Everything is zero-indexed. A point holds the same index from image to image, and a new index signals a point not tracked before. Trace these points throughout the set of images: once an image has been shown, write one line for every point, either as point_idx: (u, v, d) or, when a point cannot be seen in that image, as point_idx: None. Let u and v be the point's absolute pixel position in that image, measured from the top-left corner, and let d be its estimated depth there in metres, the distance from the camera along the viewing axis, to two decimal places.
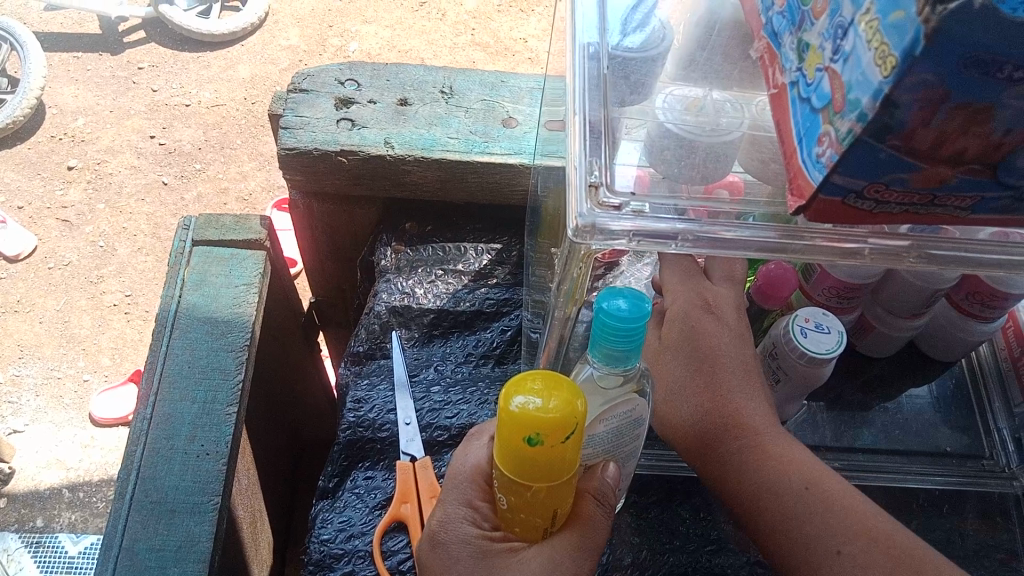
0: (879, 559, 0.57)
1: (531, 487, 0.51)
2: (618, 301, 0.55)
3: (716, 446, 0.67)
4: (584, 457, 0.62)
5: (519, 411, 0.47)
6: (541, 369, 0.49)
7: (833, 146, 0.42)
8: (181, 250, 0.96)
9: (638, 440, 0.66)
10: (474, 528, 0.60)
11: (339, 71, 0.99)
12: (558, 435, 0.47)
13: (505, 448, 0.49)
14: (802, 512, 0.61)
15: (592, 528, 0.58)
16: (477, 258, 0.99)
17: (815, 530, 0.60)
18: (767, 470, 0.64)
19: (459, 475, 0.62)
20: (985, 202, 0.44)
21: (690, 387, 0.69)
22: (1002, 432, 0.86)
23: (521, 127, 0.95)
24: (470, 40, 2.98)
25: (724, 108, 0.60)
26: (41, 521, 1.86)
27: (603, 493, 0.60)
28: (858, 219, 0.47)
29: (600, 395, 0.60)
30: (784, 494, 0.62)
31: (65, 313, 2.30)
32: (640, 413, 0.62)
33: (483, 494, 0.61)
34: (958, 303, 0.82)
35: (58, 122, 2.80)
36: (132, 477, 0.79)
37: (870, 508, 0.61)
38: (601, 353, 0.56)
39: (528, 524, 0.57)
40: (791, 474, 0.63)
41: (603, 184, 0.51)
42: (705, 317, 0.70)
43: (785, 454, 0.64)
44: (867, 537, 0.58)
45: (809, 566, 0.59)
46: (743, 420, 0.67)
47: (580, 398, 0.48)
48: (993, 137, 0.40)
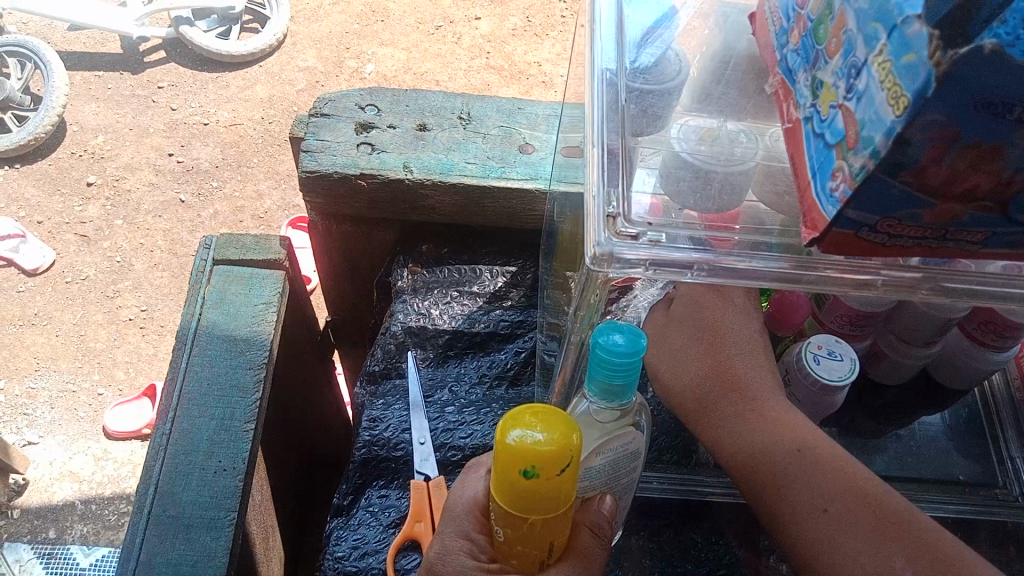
0: (865, 520, 0.58)
1: (527, 519, 0.52)
2: (616, 336, 0.56)
3: (715, 410, 0.68)
4: (581, 490, 0.64)
5: (517, 444, 0.48)
6: (537, 404, 0.51)
7: (847, 181, 0.43)
8: (202, 268, 0.98)
9: (634, 473, 0.68)
10: (472, 560, 0.60)
11: (360, 96, 1.01)
12: (554, 467, 0.48)
13: (502, 480, 0.51)
14: (794, 474, 0.62)
15: (589, 560, 0.59)
16: (492, 280, 1.00)
17: (804, 490, 0.61)
18: (761, 431, 0.65)
19: (455, 508, 0.64)
20: (996, 237, 0.45)
21: (693, 355, 0.69)
22: (1014, 461, 0.86)
23: (538, 153, 0.96)
24: (485, 63, 3.02)
25: (739, 138, 0.61)
26: (54, 534, 1.87)
27: (599, 526, 0.61)
28: (871, 251, 0.48)
29: (598, 428, 0.62)
30: (776, 456, 0.63)
31: (82, 327, 2.32)
32: (635, 446, 0.64)
33: (479, 526, 0.62)
34: (971, 333, 0.82)
35: (79, 138, 2.85)
36: (150, 491, 0.81)
37: (859, 469, 0.62)
38: (598, 386, 0.58)
39: (525, 558, 0.58)
40: (785, 437, 0.64)
41: (621, 214, 0.52)
42: (712, 292, 0.71)
43: (781, 418, 0.65)
44: (855, 498, 0.59)
45: (795, 524, 0.61)
46: (743, 386, 0.67)
47: (575, 431, 0.50)
48: (1003, 175, 0.41)
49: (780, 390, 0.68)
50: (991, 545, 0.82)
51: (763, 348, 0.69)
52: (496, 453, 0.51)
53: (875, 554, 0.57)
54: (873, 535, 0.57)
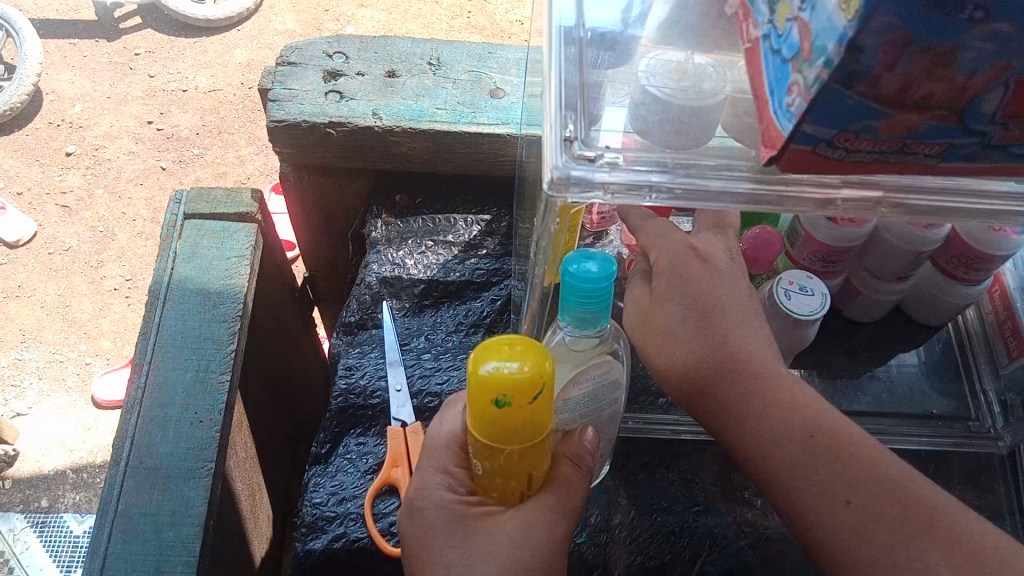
0: (891, 511, 0.55)
1: (504, 449, 0.52)
2: (588, 264, 0.55)
3: (722, 392, 0.64)
4: (562, 422, 0.64)
5: (492, 374, 0.48)
6: (510, 334, 0.51)
7: (802, 94, 0.43)
8: (173, 222, 0.97)
9: (616, 405, 0.67)
10: (449, 493, 0.61)
11: (327, 44, 0.99)
12: (526, 394, 0.48)
13: (477, 412, 0.51)
14: (810, 463, 0.58)
15: (568, 489, 0.60)
16: (467, 229, 1.00)
17: (823, 478, 0.57)
18: (771, 418, 0.61)
19: (433, 443, 0.64)
20: (954, 149, 0.45)
21: (687, 335, 0.65)
22: (988, 393, 0.86)
23: (509, 98, 0.95)
24: (466, 22, 2.97)
25: (706, 72, 0.60)
26: (46, 502, 1.87)
27: (580, 456, 0.61)
28: (829, 170, 0.48)
29: (572, 357, 0.62)
30: (788, 444, 0.60)
31: (66, 298, 2.31)
32: (616, 375, 0.64)
33: (458, 460, 0.63)
34: (942, 267, 0.82)
35: (56, 108, 2.81)
36: (127, 443, 0.81)
37: (879, 453, 0.58)
38: (571, 315, 0.57)
39: (504, 489, 0.59)
40: (799, 423, 0.60)
41: (577, 138, 0.51)
42: (700, 264, 0.68)
43: (793, 400, 0.61)
44: (877, 486, 0.56)
45: (814, 519, 0.57)
46: (748, 364, 0.64)
47: (548, 360, 0.49)
48: (958, 80, 0.40)
49: (782, 364, 0.65)
50: (965, 476, 0.82)
51: (759, 321, 0.67)
52: (471, 384, 0.51)
53: (904, 549, 0.53)
54: (900, 527, 0.54)
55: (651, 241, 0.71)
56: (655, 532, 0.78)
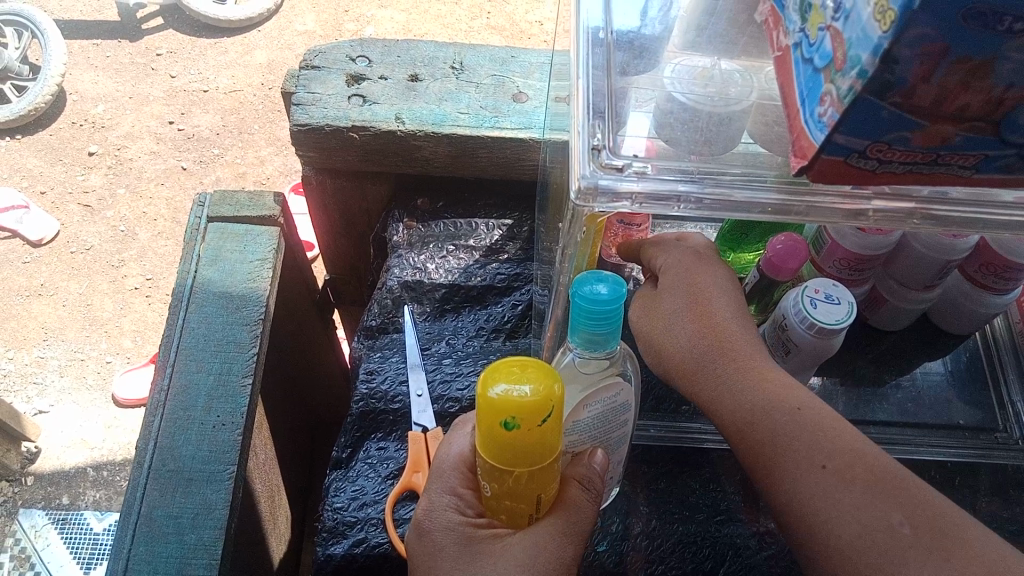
0: (863, 479, 0.53)
1: (513, 472, 0.53)
2: (600, 287, 0.56)
3: (708, 368, 0.62)
4: (571, 444, 0.64)
5: (501, 398, 0.48)
6: (521, 357, 0.51)
7: (835, 105, 0.42)
8: (197, 226, 0.97)
9: (625, 426, 0.68)
10: (458, 515, 0.62)
11: (350, 48, 1.00)
12: (535, 417, 0.49)
13: (486, 435, 0.51)
14: (789, 432, 0.56)
15: (576, 511, 0.59)
16: (488, 233, 0.99)
17: (798, 442, 0.56)
18: (759, 388, 0.59)
19: (442, 465, 0.65)
20: (989, 160, 0.44)
21: (684, 315, 0.64)
22: (1016, 405, 0.85)
23: (532, 102, 0.95)
24: (486, 23, 2.97)
25: (733, 78, 0.60)
26: (67, 499, 1.89)
27: (588, 479, 0.61)
28: (863, 180, 0.47)
29: (580, 379, 0.63)
30: (773, 409, 0.58)
31: (88, 297, 2.33)
32: (625, 398, 0.65)
33: (466, 482, 0.63)
34: (972, 275, 0.81)
35: (79, 109, 2.84)
36: (150, 446, 0.81)
37: (855, 432, 0.57)
38: (581, 335, 0.57)
39: (512, 511, 0.59)
40: (784, 393, 0.58)
41: (606, 147, 0.51)
42: (690, 259, 0.67)
43: (780, 375, 0.60)
44: (854, 456, 0.54)
45: (789, 480, 0.55)
46: (735, 344, 0.62)
47: (558, 382, 0.50)
48: (995, 92, 0.40)
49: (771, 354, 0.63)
50: (992, 488, 0.81)
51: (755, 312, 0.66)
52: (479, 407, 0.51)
53: (873, 512, 0.52)
54: (870, 493, 0.52)
55: (650, 250, 0.71)
56: (678, 540, 0.77)
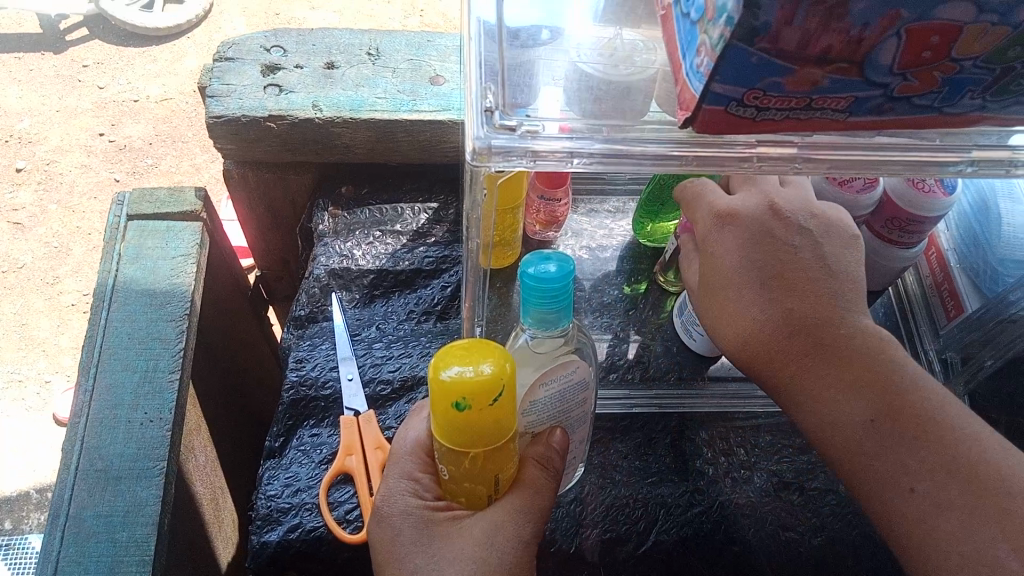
0: (962, 497, 0.54)
1: (469, 453, 0.54)
2: (547, 266, 0.57)
3: (789, 365, 0.62)
4: (531, 425, 0.65)
5: (453, 380, 0.50)
6: (467, 339, 0.52)
7: (709, 54, 0.44)
8: (116, 225, 0.96)
9: (585, 404, 0.69)
10: (415, 499, 0.63)
11: (264, 38, 0.99)
12: (485, 397, 0.50)
13: (440, 419, 0.52)
14: (883, 445, 0.57)
15: (536, 490, 0.61)
16: (415, 217, 1.00)
17: (886, 464, 0.57)
18: (834, 403, 0.60)
19: (400, 451, 0.66)
20: (859, 102, 0.46)
21: (759, 302, 0.63)
22: (926, 355, 0.89)
23: (449, 84, 0.96)
24: (419, 21, 2.96)
25: (636, 48, 0.62)
26: (10, 523, 1.83)
27: (548, 458, 0.63)
28: (745, 128, 0.49)
29: (535, 360, 0.63)
30: (854, 428, 0.59)
31: (22, 316, 2.26)
32: (583, 375, 0.65)
33: (423, 466, 0.64)
34: (878, 231, 0.84)
35: (3, 124, 2.76)
36: (76, 447, 0.80)
37: (952, 437, 0.56)
38: (534, 317, 0.59)
39: (471, 493, 0.60)
40: (866, 405, 0.59)
41: (497, 108, 0.52)
42: (737, 228, 0.65)
43: (860, 379, 0.60)
44: (950, 475, 0.55)
45: (880, 503, 0.57)
46: (816, 337, 0.62)
47: (507, 360, 0.52)
48: (853, 33, 0.42)
49: (860, 328, 0.62)
50: None
51: (830, 276, 0.64)
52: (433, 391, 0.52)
53: (974, 543, 0.52)
54: (967, 518, 0.53)
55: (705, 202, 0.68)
56: (612, 504, 0.79)
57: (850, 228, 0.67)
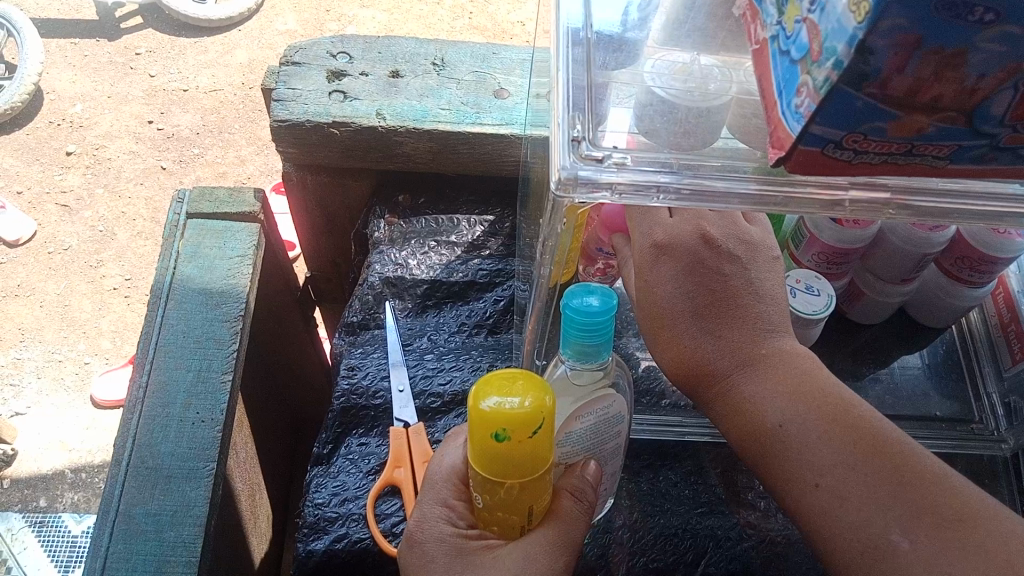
0: (861, 486, 0.53)
1: (504, 483, 0.54)
2: (590, 299, 0.57)
3: (710, 375, 0.61)
4: (565, 456, 0.64)
5: (493, 410, 0.49)
6: (511, 369, 0.52)
7: (811, 95, 0.42)
8: (176, 222, 0.97)
9: (619, 438, 0.68)
10: (450, 527, 0.61)
11: (331, 44, 1.00)
12: (525, 430, 0.50)
13: (478, 447, 0.52)
14: (793, 443, 0.56)
15: (568, 523, 0.60)
16: (470, 229, 0.99)
17: (793, 461, 0.56)
18: (748, 407, 0.59)
19: (436, 476, 0.65)
20: (962, 150, 0.45)
21: (677, 316, 0.62)
22: (991, 397, 0.86)
23: (513, 98, 0.95)
24: (468, 23, 2.96)
25: (714, 75, 0.60)
26: (44, 502, 1.86)
27: (581, 490, 0.61)
28: (839, 170, 0.47)
29: (573, 391, 0.63)
30: (764, 429, 0.58)
31: (66, 297, 2.30)
32: (618, 410, 0.65)
33: (458, 494, 0.63)
34: (948, 269, 0.82)
35: (57, 107, 2.81)
36: (129, 443, 0.81)
37: (855, 428, 0.55)
38: (573, 348, 0.59)
39: (505, 522, 0.59)
40: (774, 406, 0.58)
41: (586, 138, 0.51)
42: (671, 258, 0.63)
43: (771, 383, 0.59)
44: (849, 466, 0.54)
45: (790, 500, 0.56)
46: (734, 347, 0.61)
47: (550, 394, 0.51)
48: (968, 83, 0.40)
49: (774, 336, 0.62)
50: (969, 477, 0.83)
51: (755, 295, 0.63)
52: (470, 419, 0.52)
53: (871, 529, 0.51)
54: (864, 505, 0.52)
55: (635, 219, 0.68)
56: (659, 533, 0.78)
57: (771, 250, 0.65)
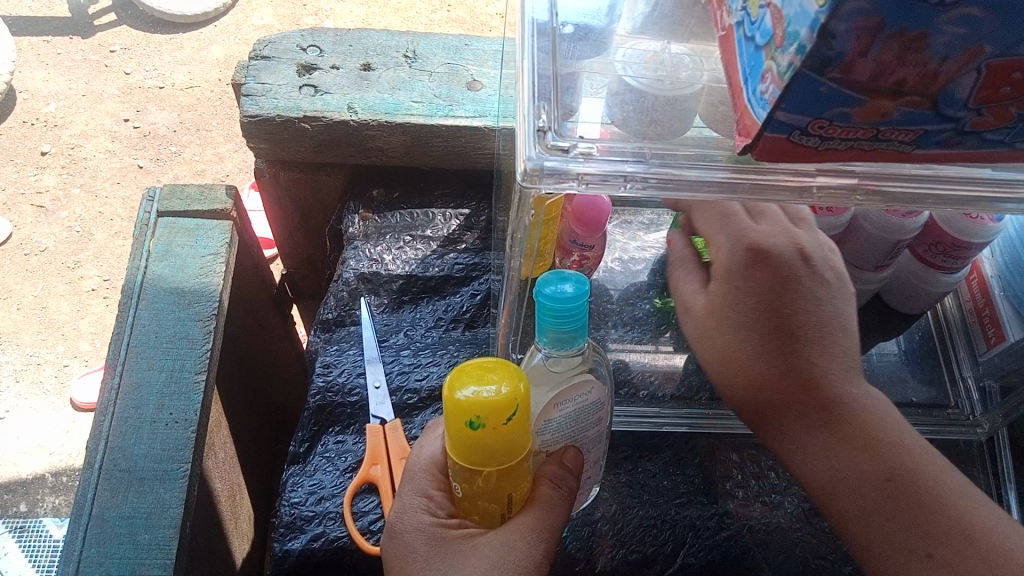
0: (975, 564, 0.53)
1: (482, 473, 0.53)
2: (563, 285, 0.57)
3: (799, 417, 0.60)
4: (545, 444, 0.63)
5: (467, 400, 0.49)
6: (484, 358, 0.52)
7: (775, 81, 0.42)
8: (146, 221, 0.96)
9: (600, 425, 0.67)
10: (429, 516, 0.60)
11: (301, 37, 0.98)
12: (500, 417, 0.49)
13: (454, 437, 0.52)
14: (898, 507, 0.56)
15: (549, 510, 0.59)
16: (445, 223, 0.99)
17: (895, 525, 0.56)
18: (842, 456, 0.59)
19: (415, 466, 0.64)
20: (928, 135, 0.44)
21: (764, 350, 0.61)
22: (966, 381, 0.87)
23: (486, 90, 0.95)
24: (447, 16, 2.94)
25: (683, 62, 0.60)
26: (25, 507, 1.84)
27: (561, 477, 0.61)
28: (806, 157, 0.47)
29: (550, 379, 0.62)
30: (862, 486, 0.57)
31: (43, 299, 2.27)
32: (597, 397, 0.63)
33: (438, 484, 0.62)
34: (922, 255, 0.82)
35: (30, 107, 2.77)
36: (101, 446, 0.80)
37: (959, 501, 0.55)
38: (549, 336, 0.58)
39: (485, 512, 0.59)
40: (874, 464, 0.58)
41: (551, 129, 0.51)
42: (758, 280, 0.63)
43: (868, 437, 0.59)
44: (959, 539, 0.54)
45: (890, 565, 0.55)
46: (827, 390, 0.60)
47: (523, 381, 0.51)
48: (931, 66, 0.40)
49: (861, 384, 0.62)
50: None
51: (844, 333, 0.63)
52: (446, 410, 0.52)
53: None
54: None
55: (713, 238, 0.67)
56: (639, 524, 0.77)
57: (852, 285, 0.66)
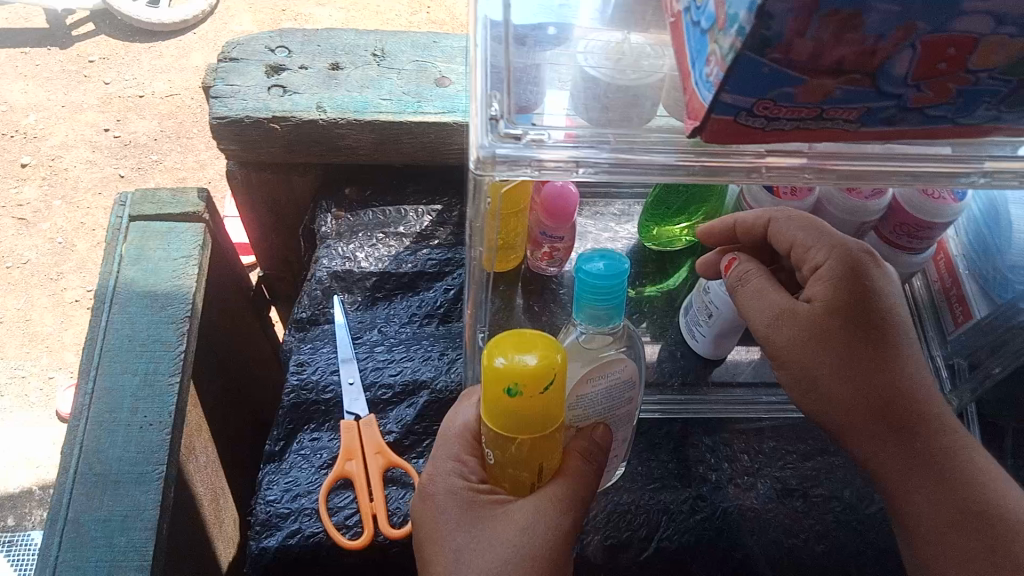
0: None
1: (515, 439, 0.54)
2: (600, 263, 0.60)
3: (890, 435, 0.63)
4: (576, 417, 0.64)
5: (504, 366, 0.50)
6: (523, 327, 0.53)
7: (719, 64, 0.43)
8: (118, 226, 0.96)
9: (633, 403, 0.67)
10: (462, 479, 0.61)
11: (269, 38, 0.99)
12: (537, 385, 0.50)
13: (492, 402, 0.52)
14: (985, 533, 0.57)
15: (579, 482, 0.59)
16: (418, 220, 0.99)
17: (979, 551, 0.57)
18: (934, 478, 0.60)
19: (448, 432, 0.65)
20: (871, 113, 0.45)
21: (863, 368, 0.64)
22: (935, 360, 0.88)
23: (455, 86, 0.95)
24: (426, 18, 2.95)
25: (638, 51, 0.61)
26: (12, 520, 1.83)
27: (591, 451, 0.61)
28: (752, 138, 0.48)
29: (584, 355, 0.63)
30: (952, 510, 0.59)
31: (26, 311, 2.26)
32: (631, 374, 0.64)
33: (471, 450, 0.63)
34: (887, 237, 0.83)
35: (9, 119, 2.76)
36: (76, 450, 0.79)
37: None
38: (586, 313, 0.61)
39: (515, 478, 0.60)
40: (961, 489, 0.59)
41: (503, 117, 0.51)
42: (852, 293, 0.66)
43: (955, 460, 0.61)
44: None
45: None
46: (917, 407, 0.63)
47: (560, 351, 0.51)
48: (868, 44, 0.41)
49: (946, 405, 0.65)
50: None
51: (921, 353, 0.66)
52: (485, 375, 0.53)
53: None
54: None
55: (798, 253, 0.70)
56: (612, 510, 0.78)
57: None
